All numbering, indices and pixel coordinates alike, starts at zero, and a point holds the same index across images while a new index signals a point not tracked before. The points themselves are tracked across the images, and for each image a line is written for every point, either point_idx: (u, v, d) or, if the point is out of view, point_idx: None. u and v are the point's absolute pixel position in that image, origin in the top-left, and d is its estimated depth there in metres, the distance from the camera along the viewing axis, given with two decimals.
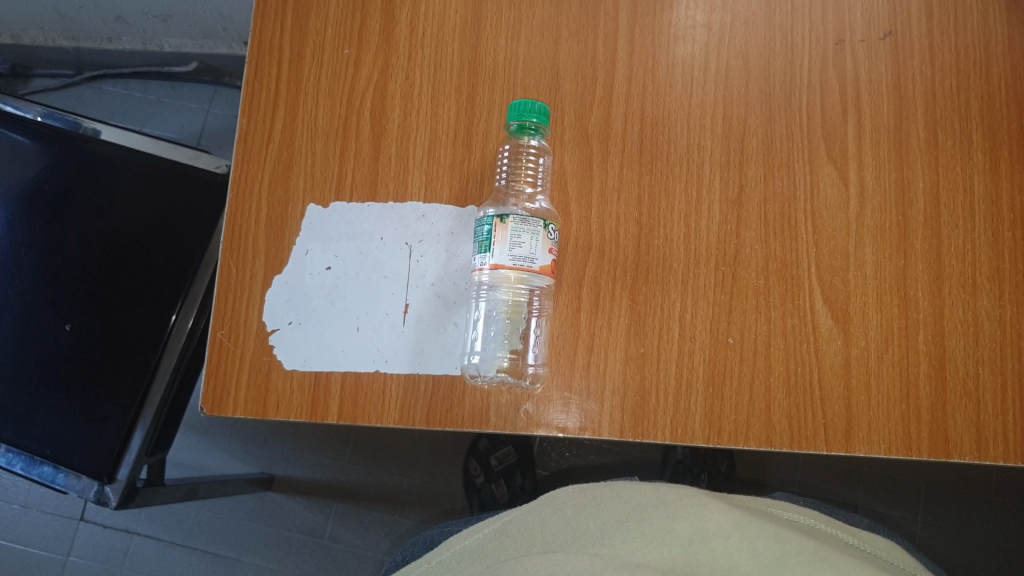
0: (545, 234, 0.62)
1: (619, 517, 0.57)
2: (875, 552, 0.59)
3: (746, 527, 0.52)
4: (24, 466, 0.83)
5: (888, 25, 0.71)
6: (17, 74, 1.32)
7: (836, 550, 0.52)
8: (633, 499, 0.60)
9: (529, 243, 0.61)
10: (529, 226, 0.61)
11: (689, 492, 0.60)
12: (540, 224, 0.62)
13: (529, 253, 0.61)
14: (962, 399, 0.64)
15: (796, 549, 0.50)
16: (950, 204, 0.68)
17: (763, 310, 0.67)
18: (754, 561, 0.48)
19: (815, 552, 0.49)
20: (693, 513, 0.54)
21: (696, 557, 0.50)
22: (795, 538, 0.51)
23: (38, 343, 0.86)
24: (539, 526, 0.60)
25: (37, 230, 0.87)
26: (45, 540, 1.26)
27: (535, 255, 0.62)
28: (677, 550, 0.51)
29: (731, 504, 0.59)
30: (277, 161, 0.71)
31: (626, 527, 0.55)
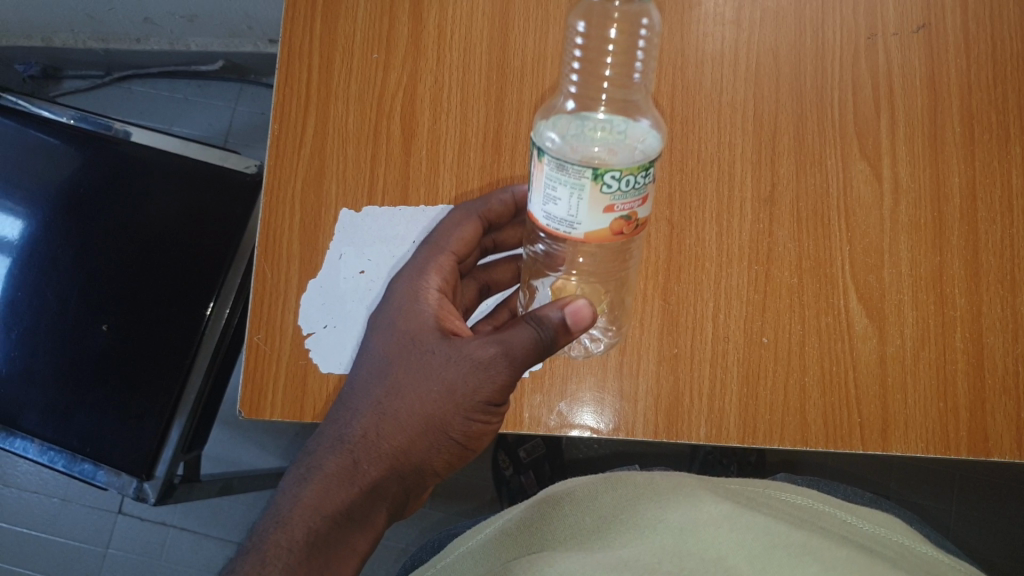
0: (596, 189, 0.50)
1: (613, 509, 0.59)
2: (887, 544, 0.59)
3: (737, 519, 0.53)
4: (66, 464, 0.86)
5: (921, 17, 0.70)
6: (48, 75, 1.33)
7: (827, 541, 0.53)
8: (631, 490, 0.61)
9: (567, 200, 0.52)
10: (571, 177, 0.51)
11: (683, 483, 0.61)
12: (586, 178, 0.50)
13: (568, 214, 0.52)
14: (1001, 397, 0.65)
15: (785, 540, 0.51)
16: (987, 199, 0.68)
17: (797, 309, 0.67)
18: (742, 551, 0.50)
19: (802, 546, 0.51)
20: (686, 504, 0.56)
21: (687, 548, 0.51)
22: (785, 533, 0.52)
23: (76, 342, 0.87)
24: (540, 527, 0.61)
25: (74, 232, 0.89)
26: (84, 533, 1.28)
27: (575, 215, 0.52)
28: (668, 539, 0.52)
29: (721, 494, 0.60)
30: (309, 166, 0.72)
31: (621, 520, 0.57)
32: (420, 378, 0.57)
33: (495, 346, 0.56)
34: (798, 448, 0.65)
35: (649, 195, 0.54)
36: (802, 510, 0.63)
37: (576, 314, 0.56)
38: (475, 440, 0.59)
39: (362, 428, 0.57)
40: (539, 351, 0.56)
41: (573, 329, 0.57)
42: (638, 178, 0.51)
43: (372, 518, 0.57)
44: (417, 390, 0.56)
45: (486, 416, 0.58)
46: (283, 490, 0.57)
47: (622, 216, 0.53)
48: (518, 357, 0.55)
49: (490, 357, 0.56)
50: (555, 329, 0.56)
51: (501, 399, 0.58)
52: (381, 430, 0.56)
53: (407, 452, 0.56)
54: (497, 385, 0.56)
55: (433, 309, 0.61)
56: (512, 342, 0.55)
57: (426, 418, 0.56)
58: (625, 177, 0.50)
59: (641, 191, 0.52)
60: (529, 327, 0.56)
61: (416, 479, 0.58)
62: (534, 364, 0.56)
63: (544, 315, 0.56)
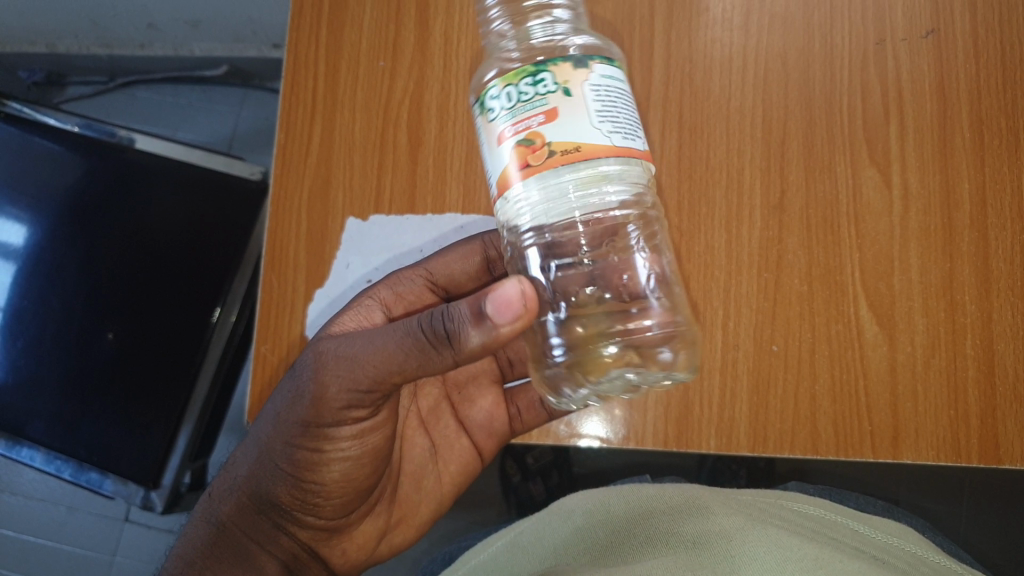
0: (487, 121, 0.50)
1: (623, 518, 0.59)
2: (898, 554, 0.59)
3: (748, 533, 0.53)
4: (73, 472, 0.90)
5: (930, 22, 0.70)
6: (52, 81, 1.32)
7: (839, 555, 0.54)
8: (642, 499, 0.61)
9: (482, 145, 0.52)
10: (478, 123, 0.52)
11: (694, 495, 0.61)
12: (478, 114, 0.51)
13: (482, 169, 0.52)
14: (1013, 404, 0.64)
15: (799, 556, 0.51)
16: (997, 205, 0.67)
17: (807, 317, 0.67)
18: (755, 564, 0.49)
19: (817, 564, 0.51)
20: (698, 515, 0.56)
21: (699, 558, 0.50)
22: (799, 548, 0.53)
23: (81, 351, 0.86)
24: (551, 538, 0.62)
25: (78, 240, 0.88)
26: (90, 540, 1.27)
27: (486, 161, 0.51)
28: (679, 551, 0.52)
29: (732, 506, 0.60)
30: (316, 175, 0.72)
31: (631, 531, 0.57)
32: (274, 403, 0.59)
33: (328, 366, 0.55)
34: (808, 456, 0.65)
35: (565, 112, 0.48)
36: (812, 520, 0.63)
37: (496, 305, 0.48)
38: (328, 470, 0.58)
39: (241, 458, 0.62)
40: (422, 357, 0.50)
41: (491, 325, 0.48)
42: (518, 92, 0.48)
43: (250, 558, 0.61)
44: (263, 422, 0.60)
45: (320, 441, 0.57)
46: (187, 526, 0.65)
47: (512, 138, 0.48)
48: (364, 374, 0.52)
49: (316, 380, 0.55)
50: (456, 322, 0.48)
51: (345, 421, 0.56)
52: (249, 459, 0.61)
53: (258, 480, 0.60)
54: (329, 408, 0.55)
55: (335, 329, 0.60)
56: (352, 358, 0.53)
57: (265, 442, 0.59)
58: (500, 90, 0.49)
59: (535, 106, 0.48)
60: (408, 328, 0.50)
61: (283, 513, 0.61)
62: (413, 371, 0.51)
63: (447, 310, 0.49)
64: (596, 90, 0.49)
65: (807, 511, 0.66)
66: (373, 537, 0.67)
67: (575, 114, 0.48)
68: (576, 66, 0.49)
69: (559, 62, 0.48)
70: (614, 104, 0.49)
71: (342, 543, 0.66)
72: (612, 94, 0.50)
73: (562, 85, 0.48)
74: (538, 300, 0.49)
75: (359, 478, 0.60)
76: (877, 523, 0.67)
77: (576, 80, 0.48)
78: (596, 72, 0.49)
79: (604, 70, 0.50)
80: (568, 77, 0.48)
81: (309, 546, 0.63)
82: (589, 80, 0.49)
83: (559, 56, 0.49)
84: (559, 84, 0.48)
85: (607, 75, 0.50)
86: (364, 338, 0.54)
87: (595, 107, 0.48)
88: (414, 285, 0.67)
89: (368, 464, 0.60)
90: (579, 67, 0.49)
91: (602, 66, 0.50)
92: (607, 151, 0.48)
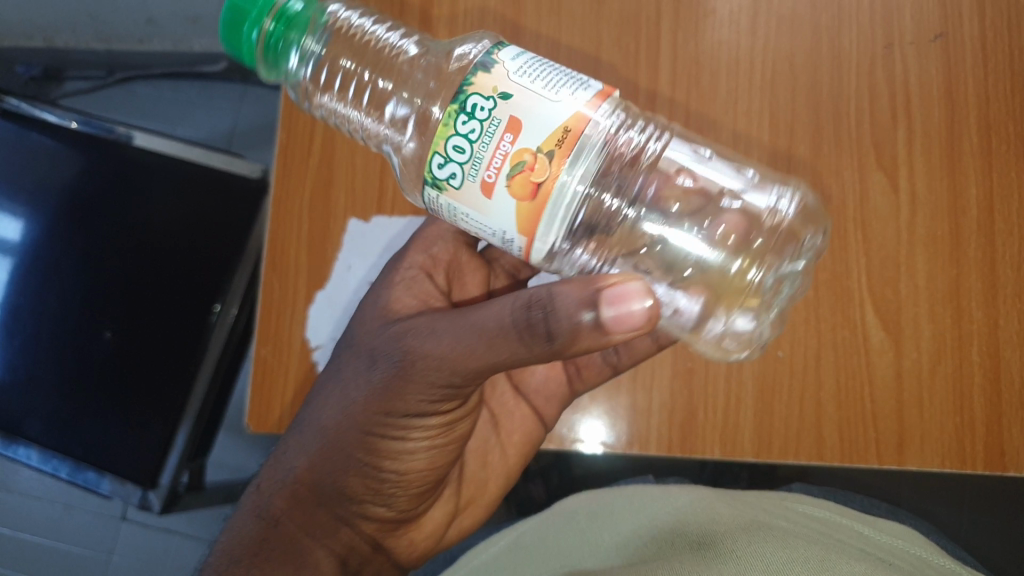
0: (451, 190, 0.44)
1: (633, 525, 0.62)
2: (900, 551, 0.60)
3: (755, 534, 0.54)
4: (70, 473, 0.89)
5: (939, 26, 0.69)
6: (49, 77, 1.31)
7: (844, 555, 0.53)
8: (651, 508, 0.64)
9: (466, 219, 0.45)
10: (443, 208, 0.46)
11: (702, 500, 0.63)
12: (436, 195, 0.45)
13: (496, 236, 0.45)
14: (1018, 411, 0.64)
15: (806, 555, 0.50)
16: (1004, 210, 0.67)
17: (813, 323, 0.66)
18: (761, 563, 0.49)
19: (822, 559, 0.50)
20: (705, 517, 0.58)
21: (705, 554, 0.51)
22: (806, 548, 0.52)
23: (77, 350, 0.85)
24: (560, 543, 0.65)
25: (77, 238, 0.87)
26: (88, 538, 1.26)
27: (484, 224, 0.44)
28: (685, 550, 0.53)
29: (739, 508, 0.62)
30: (317, 176, 0.71)
31: (640, 537, 0.59)
32: (339, 386, 0.56)
33: (409, 354, 0.51)
34: (813, 463, 0.65)
35: (522, 112, 0.42)
36: (815, 521, 0.63)
37: (615, 308, 0.42)
38: (402, 456, 0.57)
39: (295, 440, 0.59)
40: (523, 350, 0.46)
41: (606, 330, 0.43)
42: (465, 135, 0.43)
43: (305, 555, 0.58)
44: (327, 404, 0.57)
45: (396, 431, 0.55)
46: (236, 513, 0.61)
47: (487, 171, 0.42)
48: (451, 367, 0.49)
49: (394, 370, 0.52)
50: (566, 320, 0.43)
51: (424, 410, 0.53)
52: (306, 442, 0.58)
53: (322, 467, 0.57)
54: (410, 397, 0.52)
55: (394, 311, 0.59)
56: (436, 349, 0.50)
57: (328, 426, 0.56)
58: (450, 152, 0.43)
59: (495, 133, 0.42)
60: (504, 316, 0.46)
61: (348, 505, 0.59)
62: (512, 363, 0.47)
63: (552, 299, 0.44)
64: (522, 72, 0.44)
65: (813, 514, 0.67)
66: (440, 524, 0.66)
67: (530, 106, 0.42)
68: (485, 70, 0.44)
69: (471, 80, 0.44)
70: (544, 68, 0.45)
71: (409, 533, 0.64)
72: (538, 65, 0.45)
73: (494, 95, 0.43)
74: (659, 308, 0.44)
75: (435, 464, 0.59)
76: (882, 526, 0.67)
77: (500, 79, 0.43)
78: (505, 58, 0.45)
79: (511, 53, 0.45)
80: (490, 85, 0.43)
81: (373, 538, 0.61)
82: (508, 70, 0.44)
83: (466, 77, 0.44)
84: (490, 95, 0.43)
85: (519, 55, 0.45)
86: (449, 324, 0.50)
87: (537, 87, 0.43)
88: (444, 243, 0.65)
89: (444, 448, 0.59)
90: (488, 70, 0.44)
91: (504, 51, 0.45)
92: (588, 110, 0.43)
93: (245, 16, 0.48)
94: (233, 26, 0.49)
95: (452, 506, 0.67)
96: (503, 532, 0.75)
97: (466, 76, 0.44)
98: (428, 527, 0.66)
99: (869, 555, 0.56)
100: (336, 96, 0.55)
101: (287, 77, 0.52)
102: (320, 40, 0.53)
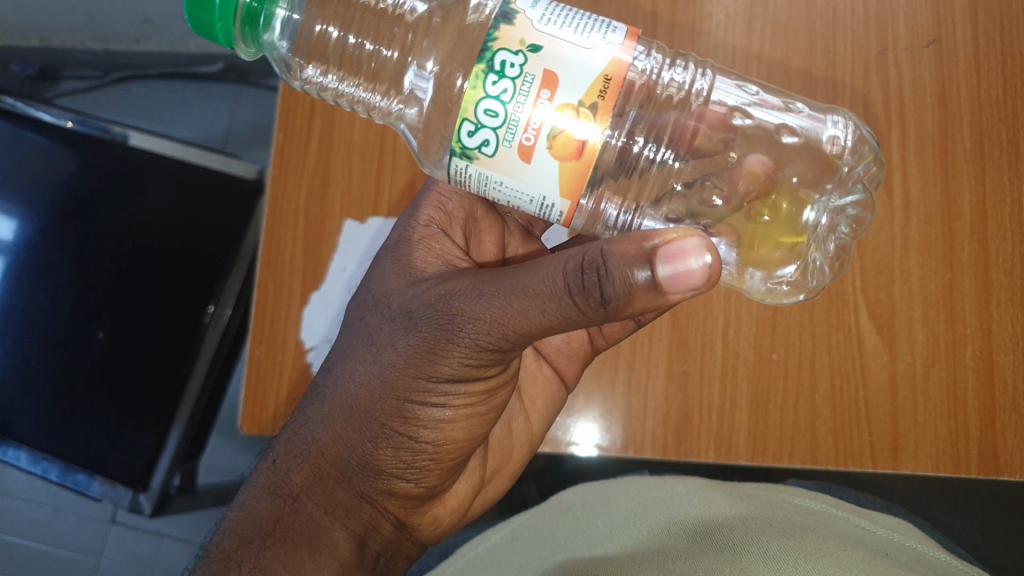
0: (486, 159, 0.43)
1: (631, 513, 0.65)
2: (888, 535, 0.63)
3: (752, 521, 0.57)
4: (59, 474, 0.90)
5: (933, 32, 0.70)
6: (45, 76, 1.29)
7: (842, 543, 0.56)
8: (648, 494, 0.67)
9: (501, 189, 0.44)
10: (473, 179, 0.44)
11: (697, 486, 0.66)
12: (470, 166, 0.43)
13: (534, 202, 0.44)
14: (1012, 416, 0.64)
15: (802, 543, 0.53)
16: (997, 215, 0.67)
17: (808, 326, 0.67)
18: (759, 551, 0.53)
19: (817, 548, 0.53)
20: (702, 506, 0.61)
21: (704, 547, 0.54)
22: (804, 537, 0.55)
23: (69, 350, 0.85)
24: (560, 530, 0.67)
25: (69, 237, 0.86)
26: (76, 541, 1.24)
27: (522, 191, 0.44)
28: (685, 541, 0.56)
29: (734, 495, 0.65)
30: (314, 177, 0.71)
31: (639, 526, 0.62)
32: (373, 349, 0.52)
33: (460, 314, 0.48)
34: (807, 467, 0.65)
35: (556, 65, 0.41)
36: (809, 512, 0.64)
37: (672, 268, 0.40)
38: (443, 428, 0.53)
39: (321, 409, 0.55)
40: (580, 313, 0.44)
41: (663, 290, 0.41)
42: (498, 97, 0.41)
43: (324, 536, 0.56)
44: (360, 368, 0.53)
45: (436, 397, 0.51)
46: (248, 489, 0.57)
47: (527, 134, 0.41)
48: (506, 328, 0.46)
49: (443, 332, 0.48)
50: (622, 282, 0.41)
51: (471, 376, 0.50)
52: (333, 409, 0.54)
53: (352, 438, 0.53)
54: (459, 362, 0.49)
55: (425, 273, 0.55)
56: (489, 309, 0.46)
57: (361, 391, 0.52)
58: (481, 118, 0.42)
59: (531, 92, 0.41)
60: (555, 280, 0.44)
61: (377, 481, 0.55)
62: (565, 326, 0.45)
63: (605, 260, 0.41)
64: (547, 20, 0.42)
65: (809, 505, 0.67)
66: (464, 500, 0.63)
67: (564, 58, 0.41)
68: (509, 22, 0.42)
69: (494, 35, 0.42)
70: (565, 11, 0.43)
71: (433, 511, 0.61)
72: (557, 9, 0.43)
73: (522, 49, 0.41)
74: (721, 268, 0.41)
75: (473, 438, 0.56)
76: (878, 519, 0.68)
77: (526, 31, 0.42)
78: (525, 5, 0.43)
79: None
80: (516, 38, 0.42)
81: (397, 515, 0.58)
82: (532, 19, 0.42)
83: (489, 32, 0.42)
84: (519, 50, 0.41)
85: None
86: (501, 282, 0.47)
87: (566, 35, 0.42)
88: (459, 198, 0.61)
89: (484, 420, 0.56)
90: (511, 21, 0.42)
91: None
92: (624, 53, 0.42)
93: (214, 12, 0.46)
94: (205, 23, 0.46)
95: (477, 479, 0.64)
96: (491, 531, 0.77)
97: (489, 30, 0.42)
98: (450, 507, 0.62)
99: (863, 543, 0.58)
100: (326, 70, 0.51)
101: (267, 50, 0.49)
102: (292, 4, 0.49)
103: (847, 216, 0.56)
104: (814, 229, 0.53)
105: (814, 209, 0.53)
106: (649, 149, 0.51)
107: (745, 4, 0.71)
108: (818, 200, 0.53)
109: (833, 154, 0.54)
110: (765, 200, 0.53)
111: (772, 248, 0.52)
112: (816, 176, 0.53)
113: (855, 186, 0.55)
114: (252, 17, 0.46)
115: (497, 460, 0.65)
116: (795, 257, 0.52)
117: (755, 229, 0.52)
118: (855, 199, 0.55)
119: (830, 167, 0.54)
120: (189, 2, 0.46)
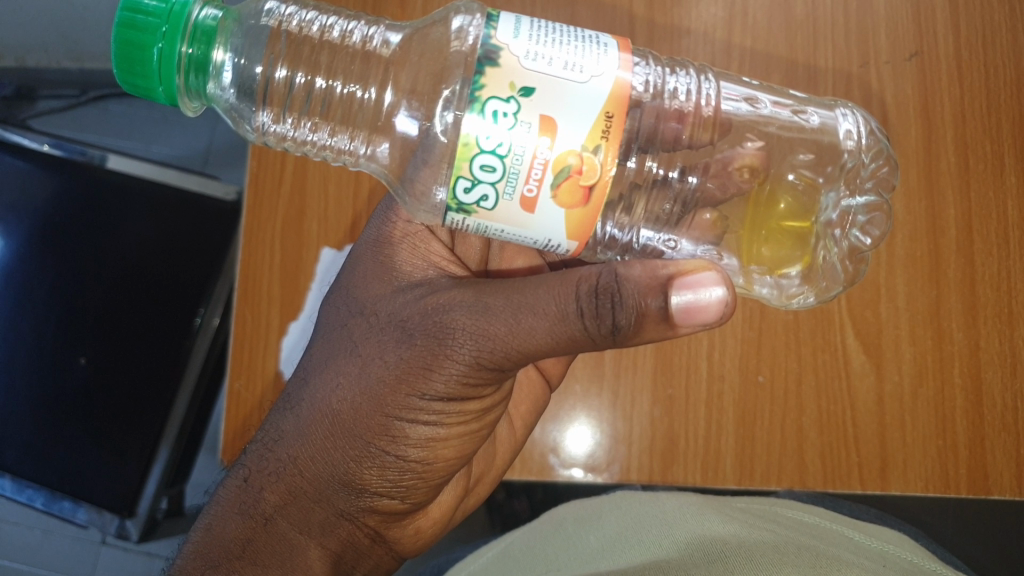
0: (483, 213, 0.42)
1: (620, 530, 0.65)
2: (884, 548, 0.63)
3: (744, 538, 0.57)
4: (44, 502, 0.95)
5: (914, 46, 0.69)
6: (21, 95, 1.21)
7: (838, 559, 0.55)
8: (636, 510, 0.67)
9: (499, 236, 0.44)
10: (467, 228, 0.44)
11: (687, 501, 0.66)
12: (466, 219, 0.43)
13: (538, 243, 0.44)
14: (1000, 433, 0.64)
15: (795, 559, 0.53)
16: (983, 231, 0.67)
17: (793, 347, 0.66)
18: (752, 564, 0.52)
19: (812, 567, 0.52)
20: (692, 520, 0.61)
21: (694, 559, 0.54)
22: (794, 552, 0.55)
23: (54, 378, 0.84)
24: (546, 550, 0.67)
25: (48, 261, 0.85)
26: (64, 565, 1.18)
27: (527, 238, 0.43)
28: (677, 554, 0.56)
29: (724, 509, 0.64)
30: (290, 205, 0.71)
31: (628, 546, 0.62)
32: (360, 364, 0.51)
33: (456, 328, 0.47)
34: (795, 489, 0.64)
35: (553, 108, 0.40)
36: (803, 528, 0.64)
37: (688, 298, 0.42)
38: (433, 447, 0.53)
39: (299, 421, 0.53)
40: (588, 338, 0.44)
41: (674, 323, 0.42)
42: (494, 152, 0.40)
43: (298, 556, 0.55)
44: (344, 381, 0.51)
45: (423, 415, 0.50)
46: (221, 500, 0.56)
47: (528, 194, 0.41)
48: (510, 347, 0.45)
49: (436, 347, 0.47)
50: (637, 310, 0.42)
51: (464, 395, 0.50)
52: (314, 424, 0.53)
53: (337, 458, 0.52)
54: (453, 380, 0.48)
55: (413, 278, 0.54)
56: (488, 324, 0.46)
57: (347, 408, 0.51)
58: (478, 174, 0.41)
59: (530, 140, 0.40)
60: (567, 303, 0.44)
61: (360, 499, 0.55)
62: (568, 347, 0.45)
63: (620, 287, 0.42)
64: (534, 54, 0.40)
65: (804, 518, 0.67)
66: (447, 509, 0.63)
67: (561, 98, 0.40)
68: (493, 62, 0.40)
69: (478, 84, 0.40)
70: (549, 38, 0.41)
71: (415, 522, 0.61)
72: (541, 38, 0.41)
73: (513, 94, 0.40)
74: (734, 299, 0.43)
75: (462, 456, 0.56)
76: (869, 531, 0.67)
77: (514, 71, 0.40)
78: (507, 38, 0.41)
79: (509, 27, 0.41)
80: (505, 83, 0.40)
81: (376, 530, 0.58)
82: (517, 55, 0.40)
83: (475, 77, 0.40)
84: (510, 96, 0.40)
85: (517, 28, 0.41)
86: (505, 295, 0.46)
87: (557, 69, 0.40)
88: None
89: (475, 437, 0.56)
90: (496, 61, 0.40)
91: (501, 27, 0.41)
92: (625, 74, 0.41)
93: (151, 76, 0.44)
94: (143, 88, 0.45)
95: (461, 488, 0.63)
96: (484, 548, 0.76)
97: (474, 74, 0.40)
98: (429, 518, 0.62)
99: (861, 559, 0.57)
100: (287, 115, 0.49)
101: (215, 103, 0.48)
102: (237, 48, 0.47)
103: (861, 219, 0.54)
104: (825, 222, 0.52)
105: (823, 202, 0.52)
106: (658, 165, 0.51)
107: (724, 19, 0.70)
108: (826, 190, 0.52)
109: (846, 146, 0.53)
110: (760, 195, 0.53)
111: (776, 244, 0.51)
112: (817, 163, 0.52)
113: (867, 187, 0.54)
114: (198, 67, 0.45)
115: (480, 467, 0.64)
116: (801, 244, 0.51)
117: (754, 229, 0.52)
118: (870, 200, 0.54)
119: (832, 155, 0.52)
120: (122, 69, 0.45)
